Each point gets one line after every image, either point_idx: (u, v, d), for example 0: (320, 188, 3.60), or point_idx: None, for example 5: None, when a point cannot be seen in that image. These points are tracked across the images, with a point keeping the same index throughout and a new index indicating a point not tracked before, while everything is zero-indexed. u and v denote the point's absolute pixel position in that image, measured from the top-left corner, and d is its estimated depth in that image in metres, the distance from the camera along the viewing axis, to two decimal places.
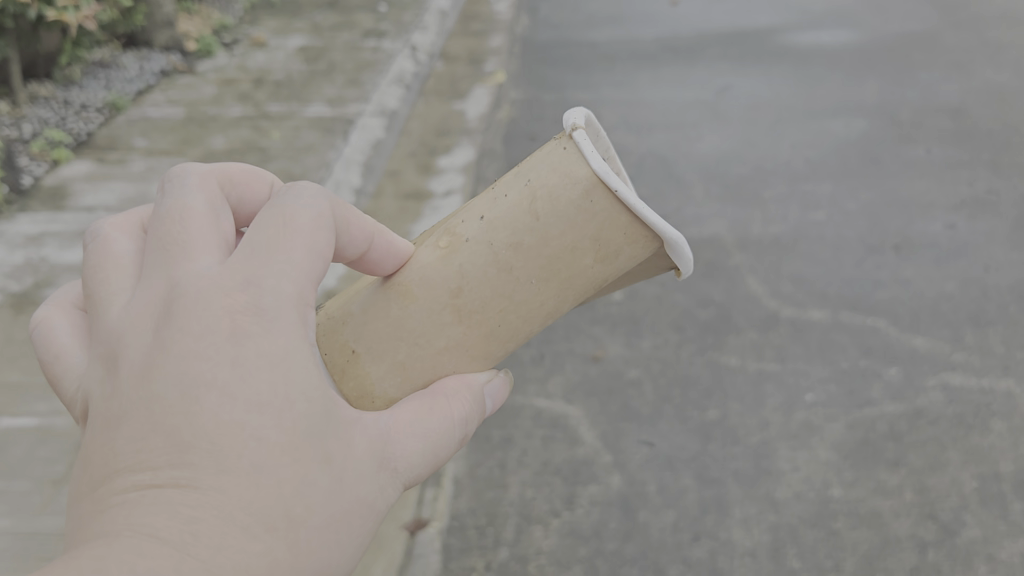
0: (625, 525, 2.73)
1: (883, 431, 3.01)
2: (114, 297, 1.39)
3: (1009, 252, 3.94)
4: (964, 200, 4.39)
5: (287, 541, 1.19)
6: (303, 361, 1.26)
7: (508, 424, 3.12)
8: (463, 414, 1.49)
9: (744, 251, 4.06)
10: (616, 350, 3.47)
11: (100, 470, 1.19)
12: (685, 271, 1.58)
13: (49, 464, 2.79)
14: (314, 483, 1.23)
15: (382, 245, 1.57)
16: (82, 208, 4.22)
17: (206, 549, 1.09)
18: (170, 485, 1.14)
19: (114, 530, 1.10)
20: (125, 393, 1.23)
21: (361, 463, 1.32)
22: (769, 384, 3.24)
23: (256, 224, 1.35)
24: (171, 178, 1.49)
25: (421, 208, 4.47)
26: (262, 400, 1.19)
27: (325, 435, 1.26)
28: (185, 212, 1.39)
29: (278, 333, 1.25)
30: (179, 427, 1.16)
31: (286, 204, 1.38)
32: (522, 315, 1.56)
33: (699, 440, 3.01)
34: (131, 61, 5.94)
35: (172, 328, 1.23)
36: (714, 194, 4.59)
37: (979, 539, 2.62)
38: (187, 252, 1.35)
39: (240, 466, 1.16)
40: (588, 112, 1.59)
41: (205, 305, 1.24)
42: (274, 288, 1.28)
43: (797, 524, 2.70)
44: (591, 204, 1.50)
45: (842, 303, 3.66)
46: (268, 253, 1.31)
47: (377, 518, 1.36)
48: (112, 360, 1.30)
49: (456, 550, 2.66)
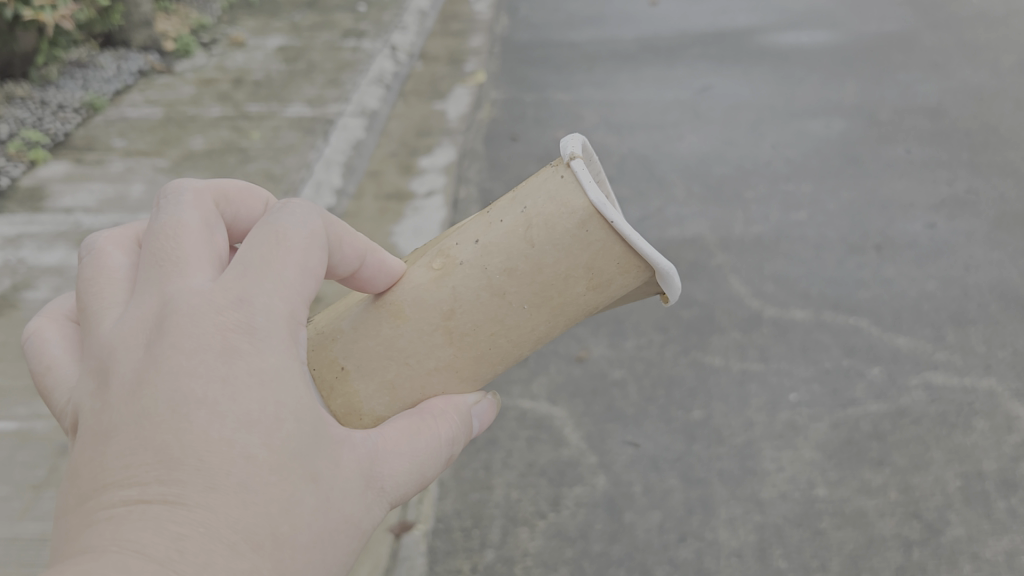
0: (611, 526, 2.73)
1: (866, 430, 3.02)
2: (106, 311, 1.38)
3: (989, 251, 3.96)
4: (944, 199, 4.41)
5: (273, 560, 1.16)
6: (292, 380, 1.26)
7: (493, 425, 3.12)
8: (451, 435, 1.51)
9: (727, 251, 4.07)
10: (600, 350, 3.47)
11: (88, 484, 1.16)
12: (674, 299, 1.57)
13: (29, 469, 2.76)
14: (299, 502, 1.21)
15: (375, 263, 1.56)
16: (61, 209, 4.19)
17: (193, 565, 1.06)
18: (157, 500, 1.11)
19: (101, 545, 1.06)
20: (114, 409, 1.21)
21: (347, 481, 1.32)
22: (753, 384, 3.25)
23: (249, 242, 1.37)
24: (167, 194, 1.48)
25: (403, 209, 4.46)
26: (251, 419, 1.19)
27: (311, 454, 1.26)
28: (179, 228, 1.39)
29: (268, 351, 1.25)
30: (168, 443, 1.14)
31: (279, 222, 1.40)
32: (513, 338, 1.56)
33: (684, 441, 3.01)
34: (108, 61, 5.88)
35: (164, 345, 1.22)
36: (696, 194, 4.60)
37: (964, 538, 2.63)
38: (180, 268, 1.34)
39: (229, 482, 1.14)
40: (585, 140, 1.55)
41: (197, 322, 1.23)
42: (265, 307, 1.29)
43: (783, 524, 2.70)
44: (586, 234, 1.47)
45: (825, 303, 3.67)
46: (260, 272, 1.32)
47: (362, 537, 1.35)
48: (101, 375, 1.28)
49: (442, 553, 2.66)
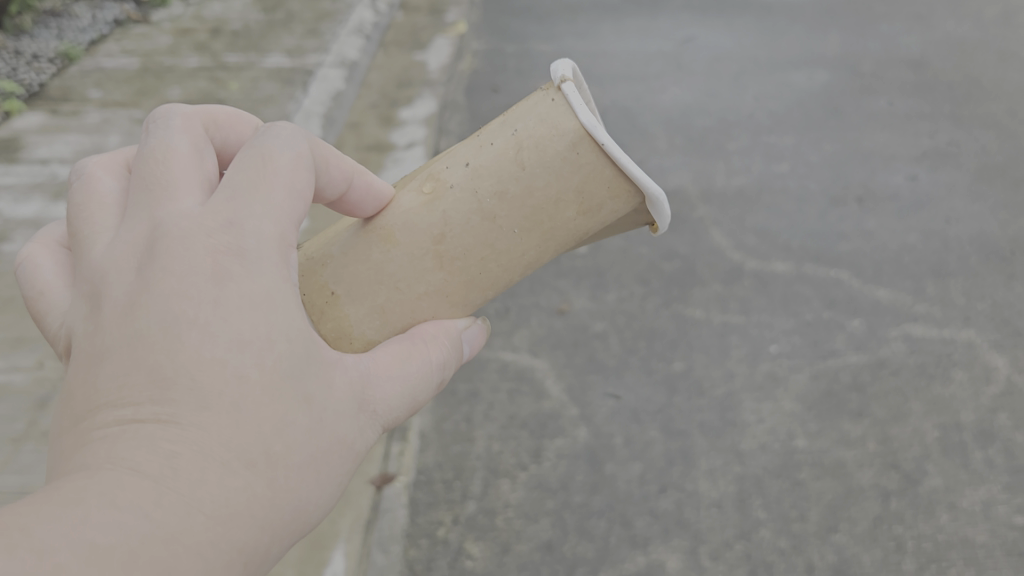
0: (592, 477, 2.74)
1: (846, 381, 3.03)
2: (97, 235, 1.36)
3: (970, 203, 3.97)
4: (926, 151, 4.41)
5: (267, 478, 1.16)
6: (285, 301, 1.25)
7: (474, 377, 3.12)
8: (441, 359, 1.50)
9: (709, 203, 4.06)
10: (582, 302, 3.46)
11: (82, 405, 1.17)
12: (663, 227, 1.57)
13: (8, 422, 2.75)
14: (294, 423, 1.21)
15: (362, 186, 1.54)
16: (36, 159, 4.13)
17: (186, 484, 1.07)
18: (150, 420, 1.11)
19: (95, 464, 1.07)
20: (106, 329, 1.21)
21: (341, 404, 1.31)
22: (734, 336, 3.25)
23: (235, 165, 1.34)
24: (155, 119, 1.45)
25: (383, 161, 4.42)
26: (243, 339, 1.18)
27: (305, 375, 1.24)
28: (169, 153, 1.36)
29: (260, 273, 1.23)
30: (161, 362, 1.14)
31: (266, 144, 1.38)
32: (503, 264, 1.54)
33: (665, 393, 3.02)
34: (83, 9, 5.73)
35: (156, 267, 1.21)
36: (678, 145, 4.58)
37: (941, 488, 2.65)
38: (170, 192, 1.32)
39: (223, 402, 1.14)
40: (575, 64, 1.54)
41: (188, 244, 1.21)
42: (256, 230, 1.27)
43: (763, 475, 2.72)
44: (577, 156, 1.47)
45: (806, 255, 3.67)
46: (248, 195, 1.30)
47: (355, 459, 1.35)
48: (94, 298, 1.27)
49: (423, 505, 2.67)
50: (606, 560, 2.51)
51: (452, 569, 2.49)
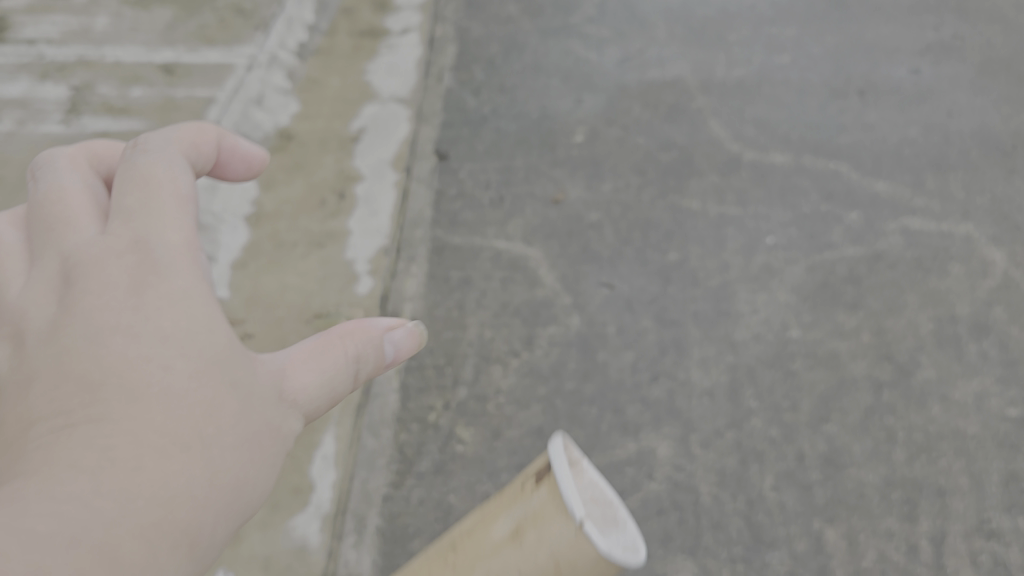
0: (584, 365, 2.73)
1: (842, 274, 2.96)
2: (11, 279, 1.49)
3: (972, 98, 3.81)
4: (931, 44, 4.11)
5: (200, 460, 1.30)
6: (199, 301, 1.43)
7: (467, 265, 3.10)
8: (357, 350, 1.59)
9: (708, 93, 3.91)
10: (577, 192, 3.40)
11: (15, 428, 1.28)
12: None
13: None
14: (222, 406, 1.36)
15: (228, 146, 1.81)
16: (23, 40, 3.99)
17: (122, 472, 1.20)
18: (83, 422, 1.25)
19: (34, 466, 1.18)
20: (34, 359, 1.35)
21: (265, 390, 1.45)
22: (730, 227, 3.18)
23: (120, 188, 1.53)
24: (38, 163, 1.64)
25: (376, 45, 4.25)
26: (164, 334, 1.35)
27: (228, 363, 1.41)
28: (62, 192, 1.56)
29: (173, 278, 1.42)
30: (88, 370, 1.30)
31: (143, 159, 1.56)
32: None
33: (659, 283, 2.98)
34: None
35: (77, 290, 1.39)
36: (679, 35, 4.25)
37: (933, 379, 2.63)
38: (73, 225, 1.50)
39: (149, 393, 1.29)
40: None
41: (104, 269, 1.40)
42: (161, 241, 1.45)
43: (755, 364, 2.69)
44: None
45: (806, 146, 3.59)
46: (142, 211, 1.48)
47: (283, 447, 1.48)
48: (18, 337, 1.40)
49: (414, 390, 2.69)
50: (597, 448, 2.54)
51: (443, 454, 2.55)
